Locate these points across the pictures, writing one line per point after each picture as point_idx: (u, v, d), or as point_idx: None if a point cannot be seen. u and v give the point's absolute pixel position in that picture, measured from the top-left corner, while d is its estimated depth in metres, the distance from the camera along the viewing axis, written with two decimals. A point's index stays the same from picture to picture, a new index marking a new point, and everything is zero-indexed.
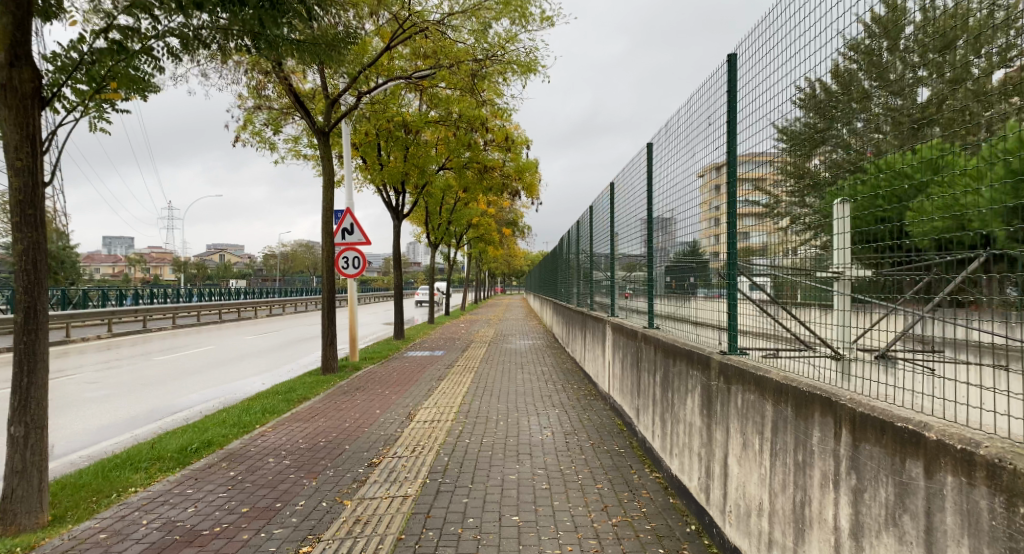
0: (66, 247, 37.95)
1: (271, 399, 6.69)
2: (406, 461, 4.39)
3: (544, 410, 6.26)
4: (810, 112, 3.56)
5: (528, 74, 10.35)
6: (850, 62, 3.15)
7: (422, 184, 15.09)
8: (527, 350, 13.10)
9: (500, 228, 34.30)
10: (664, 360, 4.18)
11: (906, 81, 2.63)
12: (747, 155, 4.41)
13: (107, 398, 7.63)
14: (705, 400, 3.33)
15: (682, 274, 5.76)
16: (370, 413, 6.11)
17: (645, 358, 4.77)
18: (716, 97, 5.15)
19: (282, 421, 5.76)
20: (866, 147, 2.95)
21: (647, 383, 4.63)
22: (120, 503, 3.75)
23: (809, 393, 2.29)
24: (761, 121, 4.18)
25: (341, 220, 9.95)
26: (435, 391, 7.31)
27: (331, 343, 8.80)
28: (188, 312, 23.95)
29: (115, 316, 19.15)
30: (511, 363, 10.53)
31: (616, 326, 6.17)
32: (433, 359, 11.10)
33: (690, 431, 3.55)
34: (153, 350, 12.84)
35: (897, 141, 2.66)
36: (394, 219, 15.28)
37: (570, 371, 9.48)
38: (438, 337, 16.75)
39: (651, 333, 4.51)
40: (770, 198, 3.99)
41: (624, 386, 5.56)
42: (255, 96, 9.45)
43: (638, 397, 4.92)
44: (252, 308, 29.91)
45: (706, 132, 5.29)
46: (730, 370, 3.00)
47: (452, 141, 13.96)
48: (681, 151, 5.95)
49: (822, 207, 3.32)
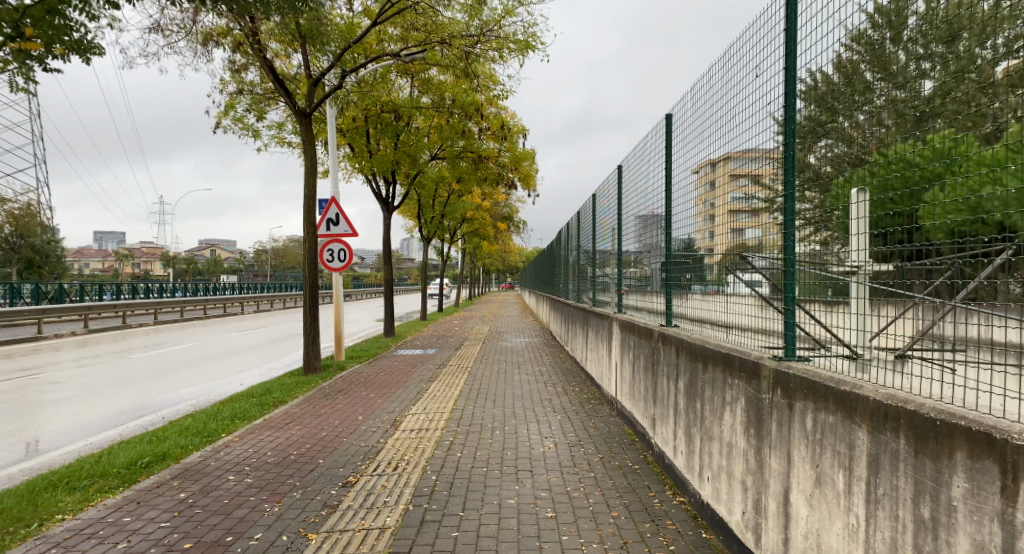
0: (50, 241, 37.43)
1: (244, 403, 6.50)
2: (386, 482, 4.18)
3: (545, 416, 6.10)
4: (811, 104, 3.41)
5: (526, 52, 10.04)
6: (852, 54, 3.01)
7: (413, 174, 14.82)
8: (523, 348, 12.97)
9: (495, 222, 34.03)
10: (691, 365, 3.90)
11: (909, 73, 2.53)
12: (747, 149, 4.27)
13: (70, 400, 7.35)
14: (754, 418, 2.99)
15: (682, 269, 5.47)
16: (353, 420, 5.91)
17: (663, 363, 4.53)
18: (717, 90, 4.98)
19: (253, 430, 5.53)
20: (868, 140, 2.82)
21: (668, 389, 4.38)
22: (39, 536, 3.33)
23: (941, 424, 1.76)
24: (762, 113, 4.01)
25: (326, 210, 9.74)
26: (424, 395, 7.12)
27: (313, 341, 8.60)
28: (173, 307, 23.62)
29: (94, 311, 18.79)
30: (508, 362, 10.37)
31: (626, 325, 5.95)
32: (425, 358, 10.96)
33: (731, 451, 3.23)
34: (131, 348, 12.55)
35: (901, 134, 2.55)
36: (385, 211, 15.03)
37: (570, 371, 9.37)
38: (432, 335, 16.55)
39: (673, 334, 4.26)
40: (770, 194, 3.84)
41: (636, 393, 5.38)
42: (236, 79, 9.18)
43: (654, 406, 4.72)
44: (240, 303, 29.59)
45: (707, 125, 5.09)
46: (794, 383, 2.59)
47: (446, 128, 13.63)
48: (680, 147, 5.76)
49: (823, 202, 3.21)
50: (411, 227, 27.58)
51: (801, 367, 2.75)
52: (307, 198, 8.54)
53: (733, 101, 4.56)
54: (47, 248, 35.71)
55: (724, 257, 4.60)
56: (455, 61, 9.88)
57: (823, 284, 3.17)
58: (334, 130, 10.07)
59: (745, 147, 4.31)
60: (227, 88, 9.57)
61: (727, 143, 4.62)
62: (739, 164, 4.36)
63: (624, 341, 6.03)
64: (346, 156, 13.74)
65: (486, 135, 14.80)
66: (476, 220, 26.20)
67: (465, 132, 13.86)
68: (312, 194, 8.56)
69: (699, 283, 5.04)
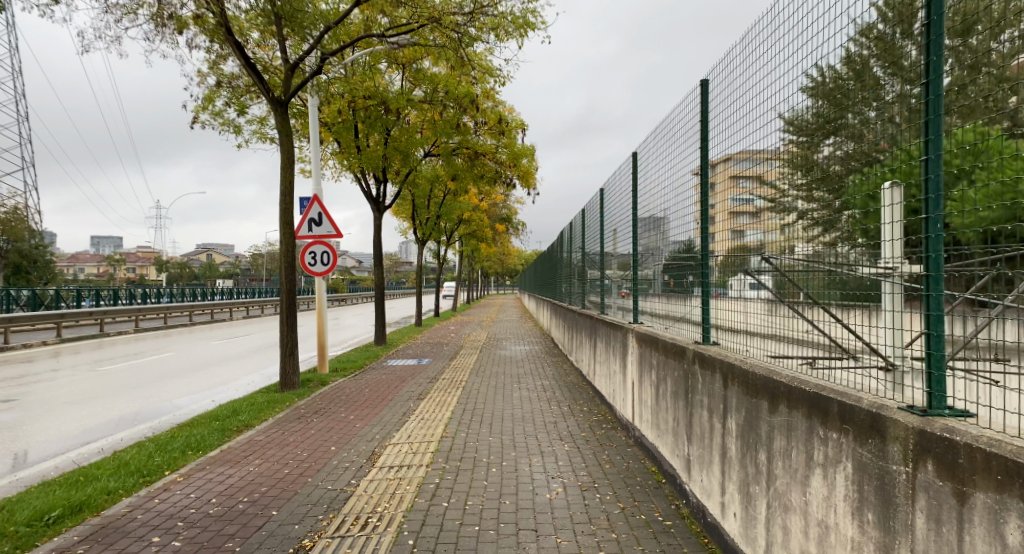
0: (40, 246, 37.20)
1: (203, 428, 6.11)
2: (348, 548, 3.45)
3: (551, 448, 5.56)
4: (821, 100, 3.21)
5: (526, 29, 9.49)
6: (862, 50, 2.85)
7: (406, 172, 14.51)
8: (523, 358, 12.63)
9: (493, 222, 33.84)
10: (748, 401, 3.15)
11: (920, 68, 2.42)
12: (746, 150, 4.09)
13: (17, 421, 6.79)
14: (874, 498, 2.10)
15: (683, 272, 5.29)
16: (326, 451, 5.46)
17: (700, 391, 3.88)
18: (714, 91, 4.86)
19: (202, 467, 5.01)
20: (881, 139, 2.66)
21: (710, 425, 3.68)
22: None
23: None
24: (767, 109, 3.81)
25: (308, 209, 9.49)
26: (410, 417, 6.78)
27: (291, 354, 8.38)
28: (156, 314, 23.21)
29: (71, 320, 18.32)
30: (506, 375, 10.03)
31: (646, 338, 5.39)
32: (418, 370, 10.64)
33: (827, 538, 2.37)
34: (105, 359, 12.10)
35: (912, 130, 2.44)
36: (376, 211, 14.76)
37: (575, 384, 9.07)
38: (424, 343, 16.07)
39: (717, 357, 3.58)
40: (776, 194, 3.62)
41: (660, 423, 4.76)
42: (214, 70, 8.95)
43: (690, 445, 4.04)
44: (229, 309, 29.28)
45: (706, 126, 4.92)
46: (976, 460, 1.67)
47: (440, 123, 13.44)
48: (679, 150, 5.56)
49: (834, 202, 3.01)
50: (406, 228, 27.32)
51: (959, 428, 1.86)
52: (285, 195, 8.30)
53: (733, 99, 4.41)
54: (36, 253, 35.43)
55: (724, 259, 4.41)
56: (447, 46, 9.70)
57: (832, 286, 3.10)
58: (316, 122, 9.75)
59: (744, 147, 4.14)
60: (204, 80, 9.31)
61: (727, 143, 4.45)
62: (740, 166, 4.17)
63: (642, 358, 5.46)
64: (334, 153, 13.40)
65: (482, 130, 14.73)
66: (472, 221, 26.05)
67: (460, 127, 13.69)
68: (291, 189, 8.33)
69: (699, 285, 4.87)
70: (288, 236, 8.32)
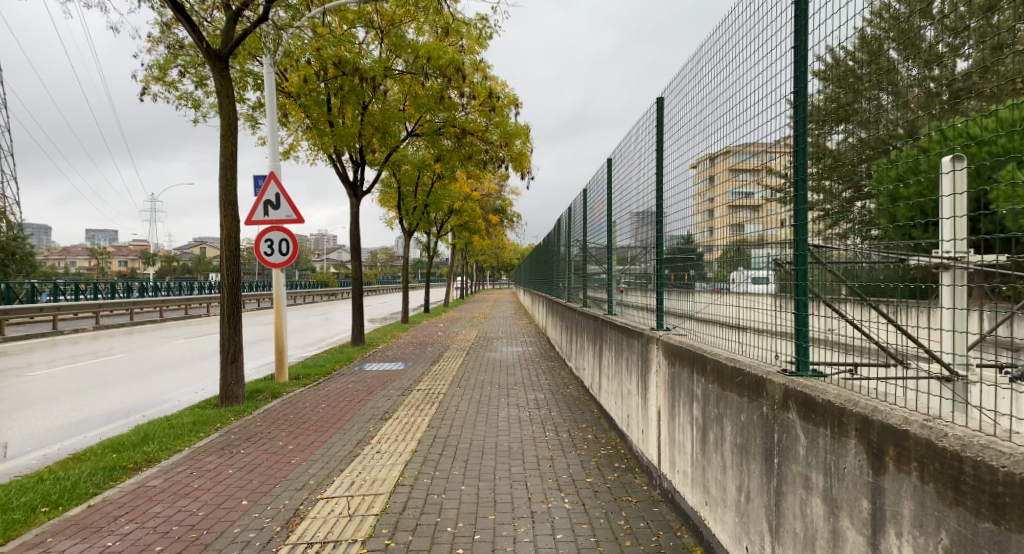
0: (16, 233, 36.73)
1: (90, 465, 5.43)
2: None
3: (547, 511, 4.64)
4: (832, 85, 2.80)
5: None
6: (879, 30, 2.46)
7: (389, 153, 14.10)
8: (515, 362, 12.24)
9: (486, 212, 33.71)
10: (970, 526, 1.69)
11: (937, 50, 2.11)
12: (746, 143, 3.74)
13: None
14: None
15: (682, 268, 4.91)
16: (231, 510, 4.61)
17: (799, 461, 2.66)
18: (709, 80, 4.53)
19: (39, 540, 4.07)
20: (897, 125, 2.32)
21: (832, 528, 2.40)
22: None
23: None
24: (773, 98, 3.37)
25: (264, 189, 9.03)
26: (362, 449, 6.19)
27: (233, 361, 7.86)
28: (125, 309, 22.57)
29: (25, 314, 17.61)
30: (495, 387, 9.51)
31: (681, 359, 4.43)
32: (391, 379, 10.11)
33: None
34: (58, 361, 11.47)
35: (921, 121, 2.18)
36: (353, 196, 14.32)
37: (580, 401, 8.64)
38: (406, 343, 15.56)
39: (854, 413, 2.27)
40: (781, 184, 3.23)
41: (714, 492, 3.73)
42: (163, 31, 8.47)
43: (774, 542, 2.91)
44: (205, 303, 28.71)
45: (703, 116, 4.53)
46: None
47: (424, 97, 13.05)
48: (676, 141, 5.18)
49: (857, 194, 2.62)
50: (391, 219, 26.81)
51: None
52: (229, 169, 7.89)
53: (732, 90, 4.04)
54: (13, 243, 34.77)
55: (723, 253, 4.08)
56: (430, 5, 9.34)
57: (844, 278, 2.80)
58: (272, 90, 9.28)
59: (744, 141, 3.80)
60: (156, 46, 8.89)
61: (725, 137, 4.08)
62: (737, 160, 3.86)
63: (675, 382, 4.55)
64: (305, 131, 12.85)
65: (472, 107, 14.10)
66: (463, 210, 25.91)
67: (445, 101, 13.22)
68: (233, 160, 7.91)
69: (699, 280, 4.52)
70: (231, 220, 7.86)
